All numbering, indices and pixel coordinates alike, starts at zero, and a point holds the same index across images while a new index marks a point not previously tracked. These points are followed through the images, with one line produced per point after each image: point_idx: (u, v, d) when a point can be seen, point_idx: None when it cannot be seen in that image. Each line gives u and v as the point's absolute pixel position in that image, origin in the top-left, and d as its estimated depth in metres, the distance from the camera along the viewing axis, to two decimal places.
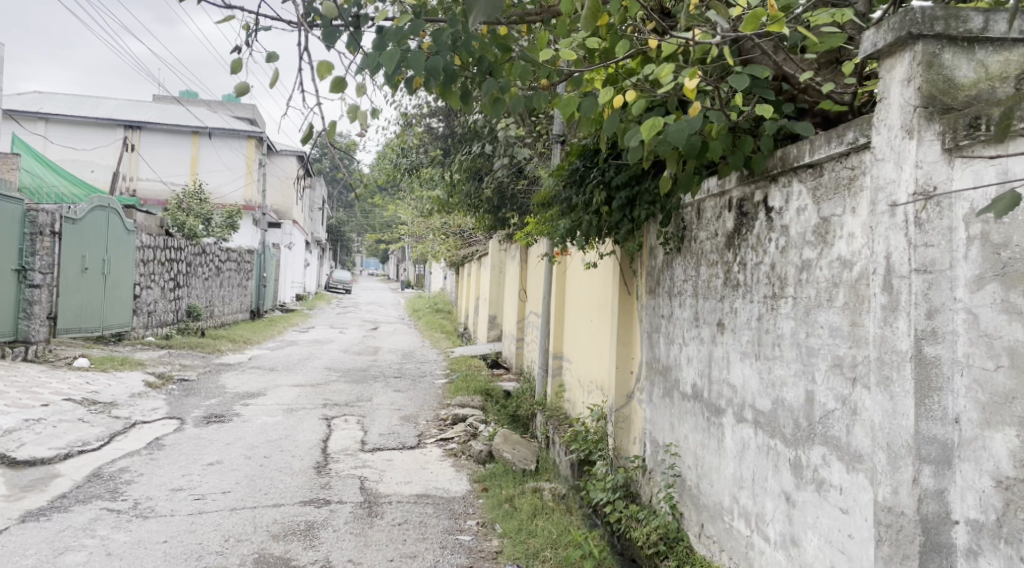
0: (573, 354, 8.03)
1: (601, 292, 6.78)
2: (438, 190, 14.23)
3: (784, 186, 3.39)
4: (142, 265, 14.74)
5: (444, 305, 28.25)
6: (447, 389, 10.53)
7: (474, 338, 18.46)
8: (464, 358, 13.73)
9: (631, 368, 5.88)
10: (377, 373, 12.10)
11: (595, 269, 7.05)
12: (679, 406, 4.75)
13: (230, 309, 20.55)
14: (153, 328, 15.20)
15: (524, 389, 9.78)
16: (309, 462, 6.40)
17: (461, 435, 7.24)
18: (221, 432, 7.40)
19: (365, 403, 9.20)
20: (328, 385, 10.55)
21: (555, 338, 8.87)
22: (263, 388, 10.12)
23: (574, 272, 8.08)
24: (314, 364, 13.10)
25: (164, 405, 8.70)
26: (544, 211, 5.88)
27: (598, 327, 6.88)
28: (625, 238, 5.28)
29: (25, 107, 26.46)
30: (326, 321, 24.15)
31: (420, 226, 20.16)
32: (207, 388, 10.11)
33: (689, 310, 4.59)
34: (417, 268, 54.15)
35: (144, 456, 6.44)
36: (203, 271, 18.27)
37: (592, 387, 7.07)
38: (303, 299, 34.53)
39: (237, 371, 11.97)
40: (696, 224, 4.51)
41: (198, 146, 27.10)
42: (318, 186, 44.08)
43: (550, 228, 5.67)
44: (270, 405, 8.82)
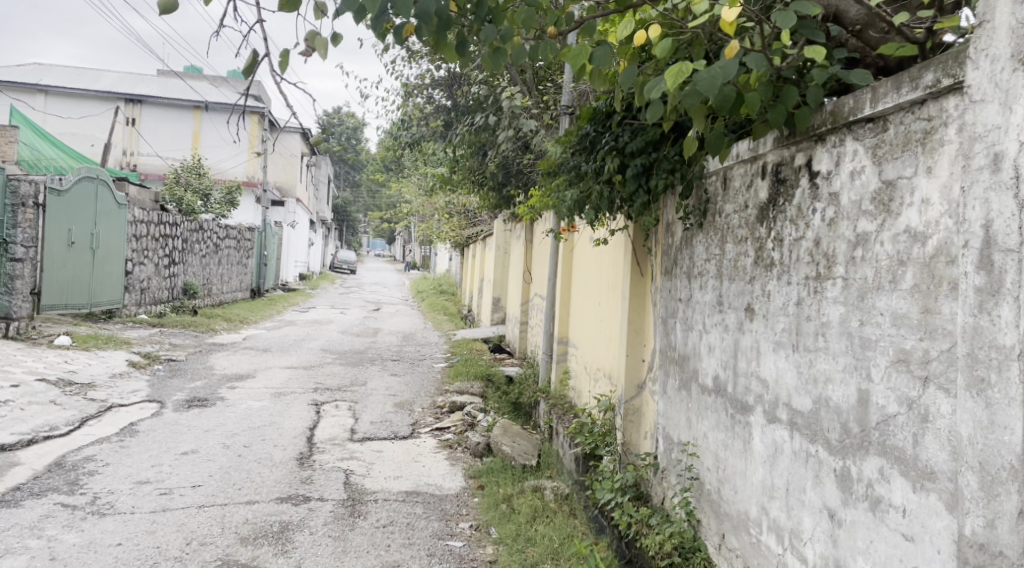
0: (580, 338, 7.53)
1: (611, 273, 6.25)
2: (442, 166, 13.71)
3: (835, 146, 2.85)
4: (135, 240, 14.27)
5: (448, 286, 27.72)
6: (446, 374, 10.04)
7: (477, 320, 17.97)
8: (466, 341, 13.24)
9: (643, 356, 5.37)
10: (375, 356, 11.64)
11: (604, 247, 6.53)
12: (696, 401, 4.24)
13: (229, 287, 20.12)
14: (146, 305, 14.75)
15: (527, 374, 9.30)
16: (291, 452, 5.92)
17: (458, 425, 6.75)
18: (201, 417, 6.94)
19: (359, 388, 8.73)
20: (321, 367, 10.08)
21: (560, 321, 8.39)
22: (252, 370, 9.66)
23: (582, 251, 7.56)
24: (310, 345, 12.62)
25: (145, 387, 8.27)
26: (549, 182, 5.35)
27: (607, 311, 6.36)
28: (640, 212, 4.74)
29: (25, 79, 25.99)
30: (327, 301, 23.68)
31: (424, 205, 19.65)
32: (195, 369, 9.66)
33: (712, 292, 4.07)
34: (422, 250, 53.69)
35: (113, 443, 5.99)
36: (200, 248, 17.81)
37: (600, 376, 6.56)
38: (305, 278, 34.09)
39: (229, 352, 11.52)
40: (721, 196, 3.98)
41: (199, 121, 26.56)
42: (323, 165, 43.59)
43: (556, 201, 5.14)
44: (257, 389, 8.35)
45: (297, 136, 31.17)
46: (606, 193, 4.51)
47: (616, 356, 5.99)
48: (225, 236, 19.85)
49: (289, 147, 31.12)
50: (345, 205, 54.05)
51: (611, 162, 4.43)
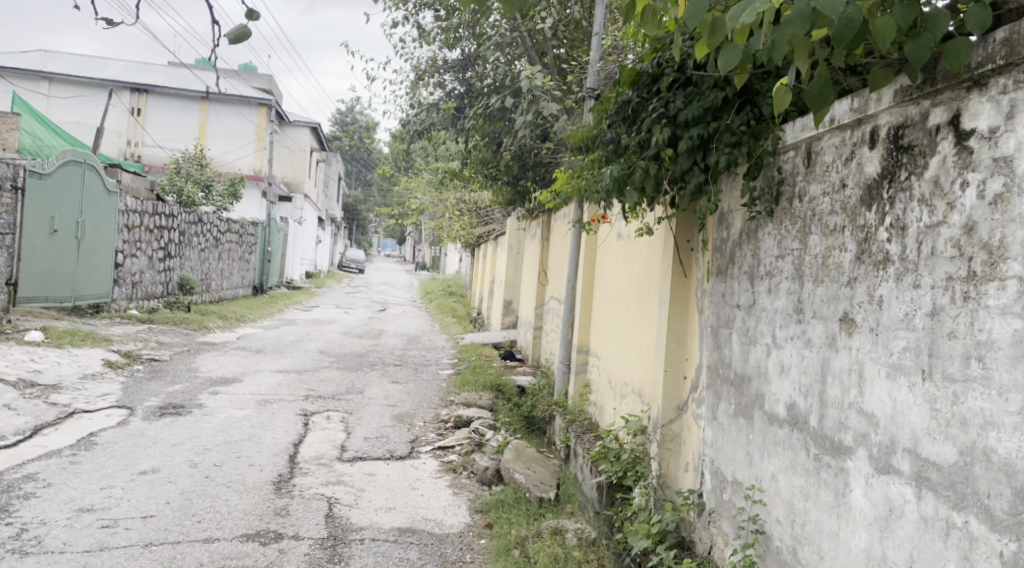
0: (605, 347, 6.68)
1: (646, 273, 5.41)
2: (454, 158, 12.88)
3: (1007, 91, 2.13)
4: (128, 231, 13.51)
5: (457, 288, 26.81)
6: (452, 382, 9.20)
7: (488, 324, 17.08)
8: (475, 346, 12.38)
9: (685, 373, 4.52)
10: (376, 360, 10.84)
11: (639, 241, 5.68)
12: (759, 433, 3.40)
13: (229, 283, 19.34)
14: (138, 300, 13.99)
15: (542, 385, 8.49)
16: (269, 473, 5.10)
17: (464, 444, 5.91)
18: (173, 428, 6.15)
19: (355, 396, 7.91)
20: (317, 372, 9.27)
21: (582, 325, 7.54)
22: (240, 373, 8.86)
23: (609, 244, 6.72)
24: (307, 347, 11.80)
25: (117, 392, 7.48)
26: (578, 161, 4.51)
27: (640, 316, 5.52)
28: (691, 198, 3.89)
29: (29, 65, 25.42)
30: (331, 300, 22.87)
31: (436, 201, 18.78)
32: (178, 371, 8.88)
33: (786, 296, 3.21)
34: (433, 251, 52.84)
35: (63, 459, 5.19)
36: (198, 241, 17.04)
37: (629, 392, 5.73)
38: (312, 276, 33.29)
39: (219, 352, 10.74)
40: (801, 175, 3.13)
41: (206, 112, 25.84)
42: (334, 162, 42.87)
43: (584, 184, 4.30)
44: (242, 395, 7.55)
45: (307, 131, 30.44)
46: (652, 171, 3.65)
47: (650, 371, 5.14)
48: (227, 230, 19.08)
49: (298, 142, 30.38)
50: (355, 203, 53.30)
51: (659, 133, 3.57)
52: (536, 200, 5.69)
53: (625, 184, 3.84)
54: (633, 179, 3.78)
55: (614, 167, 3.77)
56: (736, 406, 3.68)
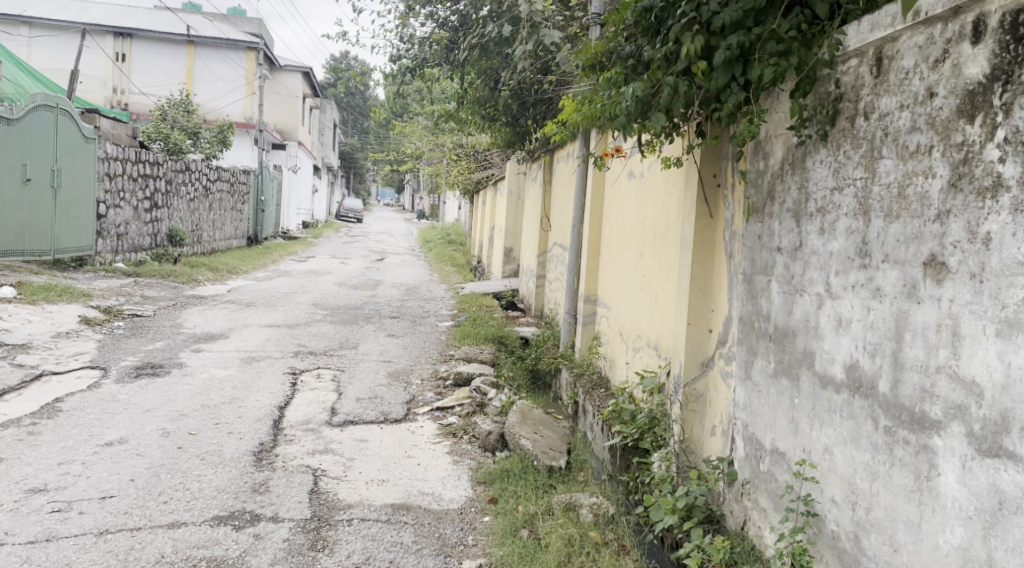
0: (616, 294, 6.16)
1: (665, 212, 4.85)
2: (451, 98, 12.22)
3: None
4: (110, 181, 12.90)
5: (456, 236, 26.16)
6: (451, 335, 8.69)
7: (489, 272, 16.51)
8: (476, 296, 11.85)
9: (710, 327, 4.00)
10: (371, 312, 10.34)
11: (657, 177, 5.10)
12: (808, 397, 2.89)
13: (222, 234, 18.78)
14: (123, 253, 13.44)
15: (547, 335, 8.06)
16: (249, 443, 4.62)
17: (465, 405, 5.41)
18: (147, 392, 5.66)
19: (347, 352, 7.43)
20: (308, 326, 8.76)
21: (590, 270, 6.99)
22: (226, 329, 8.36)
23: (621, 182, 6.13)
24: (300, 299, 11.28)
25: (92, 351, 6.99)
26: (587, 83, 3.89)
27: (656, 261, 4.99)
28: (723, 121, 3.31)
29: (8, 9, 24.51)
30: (327, 250, 22.30)
31: (433, 144, 18.11)
32: (160, 327, 8.37)
33: (843, 236, 2.68)
34: (433, 198, 52.06)
35: (20, 429, 4.72)
36: (186, 190, 16.41)
37: (644, 345, 5.24)
38: (308, 226, 32.64)
39: (206, 306, 10.24)
40: (867, 88, 2.58)
41: (193, 57, 24.94)
42: (329, 109, 41.88)
43: (594, 111, 3.68)
44: (226, 354, 7.05)
45: (299, 76, 29.53)
46: (683, 90, 3.04)
47: (669, 322, 4.63)
48: (216, 178, 18.42)
49: (290, 87, 29.48)
50: (351, 151, 52.33)
51: (691, 42, 2.94)
52: (542, 132, 5.10)
53: (649, 107, 3.22)
54: (659, 101, 3.17)
55: (636, 87, 3.14)
56: (775, 365, 3.17)
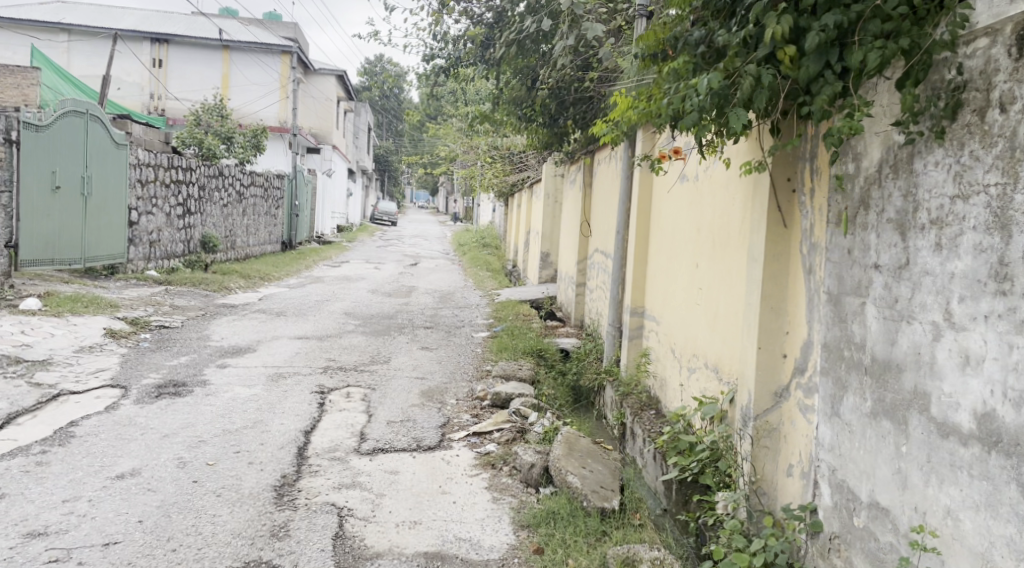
0: (669, 306, 5.69)
1: (727, 219, 4.37)
2: (487, 100, 11.83)
3: None
4: (141, 187, 12.67)
5: (490, 239, 25.78)
6: (488, 348, 8.27)
7: (525, 277, 16.08)
8: (512, 303, 11.41)
9: (785, 351, 3.52)
10: (406, 321, 9.96)
11: (718, 180, 4.62)
12: (919, 445, 2.50)
13: (255, 239, 18.56)
14: (156, 260, 13.22)
15: (589, 348, 7.74)
16: (270, 475, 4.24)
17: (505, 431, 4.98)
18: (168, 414, 5.31)
19: (379, 367, 7.06)
20: (340, 338, 8.39)
21: (637, 279, 6.52)
22: (254, 342, 8.01)
23: (675, 184, 5.64)
24: (331, 308, 10.91)
25: (114, 367, 6.66)
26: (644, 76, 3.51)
27: (716, 273, 4.51)
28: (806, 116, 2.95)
29: (46, 17, 24.60)
30: (361, 254, 22.01)
31: (467, 147, 17.77)
32: (187, 340, 8.04)
33: (969, 254, 2.36)
34: (467, 201, 51.77)
35: (28, 458, 4.37)
36: (220, 196, 16.20)
37: (701, 365, 4.79)
38: (342, 230, 32.45)
39: (237, 316, 9.94)
40: (1003, 74, 2.28)
41: (228, 63, 24.83)
42: (363, 112, 41.74)
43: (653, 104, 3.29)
44: (253, 370, 6.69)
45: (332, 79, 29.36)
46: (769, 80, 2.72)
47: (732, 343, 4.16)
48: (250, 184, 18.21)
49: (324, 91, 29.31)
50: (385, 154, 52.21)
51: (778, 24, 2.61)
52: (591, 131, 4.65)
53: (726, 100, 2.89)
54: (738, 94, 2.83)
55: (713, 78, 2.78)
56: (869, 402, 2.76)
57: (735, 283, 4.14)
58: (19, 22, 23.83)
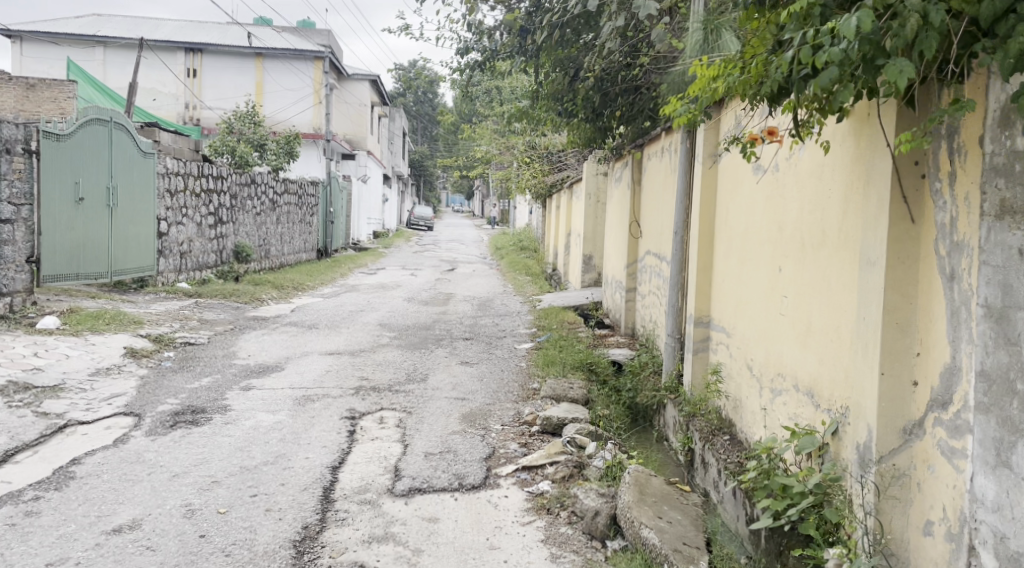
0: (744, 316, 5.04)
1: (830, 216, 3.73)
2: (525, 97, 11.18)
3: None
4: (171, 196, 12.17)
5: (528, 242, 25.12)
6: (533, 361, 7.63)
7: (566, 281, 15.39)
8: (557, 310, 10.74)
9: (914, 378, 2.93)
10: (444, 332, 9.34)
11: (812, 170, 3.97)
12: None
13: (289, 247, 18.12)
14: (187, 271, 12.76)
15: (644, 359, 7.12)
16: (288, 526, 3.64)
17: (560, 465, 4.34)
18: (182, 447, 4.72)
19: (416, 385, 6.45)
20: (374, 354, 7.78)
21: (701, 286, 5.86)
22: (283, 360, 7.42)
23: (750, 178, 4.99)
24: (366, 320, 10.31)
25: (131, 391, 6.08)
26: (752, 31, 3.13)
27: (813, 280, 3.88)
28: (959, 64, 2.63)
29: (80, 30, 24.46)
30: (397, 260, 21.49)
31: (503, 147, 17.16)
32: (212, 358, 7.48)
33: None
34: (503, 204, 51.16)
35: (17, 508, 3.80)
36: (252, 204, 15.76)
37: (792, 387, 4.17)
38: (378, 235, 32.01)
39: (267, 329, 9.40)
40: None
41: (262, 70, 24.48)
42: (397, 116, 41.30)
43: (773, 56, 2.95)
44: (279, 392, 6.10)
45: (366, 84, 28.89)
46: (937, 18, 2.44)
47: (845, 364, 3.52)
48: (283, 191, 17.75)
49: (358, 96, 28.86)
50: (422, 158, 51.76)
51: None
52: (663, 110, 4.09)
53: (876, 47, 2.58)
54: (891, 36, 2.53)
55: (864, 16, 2.49)
56: None
57: (849, 291, 3.51)
58: (55, 36, 23.72)
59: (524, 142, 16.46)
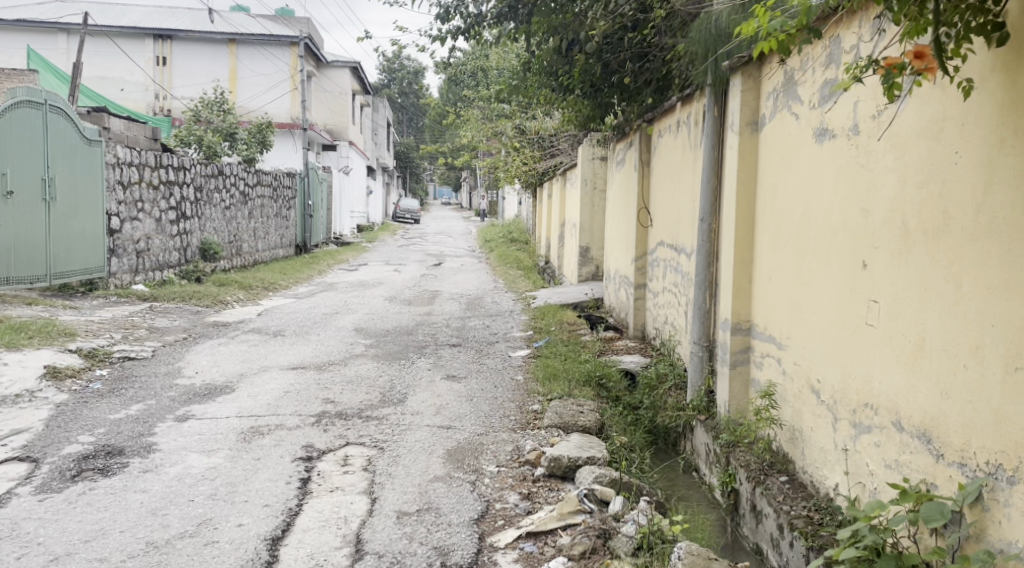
0: (804, 322, 3.96)
1: (966, 193, 2.69)
2: (515, 72, 10.00)
3: None
4: (125, 189, 11.00)
5: (518, 233, 23.94)
6: (532, 373, 6.51)
7: (560, 276, 14.29)
8: (554, 310, 9.62)
9: None
10: (428, 338, 8.19)
11: (925, 131, 2.93)
12: None
13: (264, 243, 16.92)
14: (145, 272, 11.56)
15: (661, 369, 6.05)
16: None
17: (578, 535, 3.29)
18: (76, 512, 3.57)
19: (391, 410, 5.31)
20: (344, 368, 6.61)
21: (739, 283, 4.75)
22: (235, 377, 6.25)
23: (812, 147, 3.90)
24: (340, 324, 9.15)
25: (38, 424, 4.91)
26: None
27: (934, 281, 2.85)
28: None
29: (42, 16, 23.11)
30: (381, 255, 20.31)
31: (491, 133, 15.99)
32: (151, 376, 6.29)
33: None
34: (491, 196, 49.99)
35: None
36: (221, 197, 14.56)
37: (889, 424, 3.14)
38: (362, 229, 30.77)
39: (226, 337, 8.23)
40: None
41: (235, 57, 23.15)
42: (380, 106, 39.99)
43: None
44: (222, 424, 4.95)
45: (346, 71, 27.62)
46: None
47: (1000, 402, 2.52)
48: (256, 183, 16.52)
49: (337, 84, 27.56)
50: (407, 150, 50.43)
51: None
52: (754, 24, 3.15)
53: None
54: None
55: None
56: None
57: (1008, 299, 2.49)
58: (14, 23, 22.38)
59: (513, 126, 15.31)
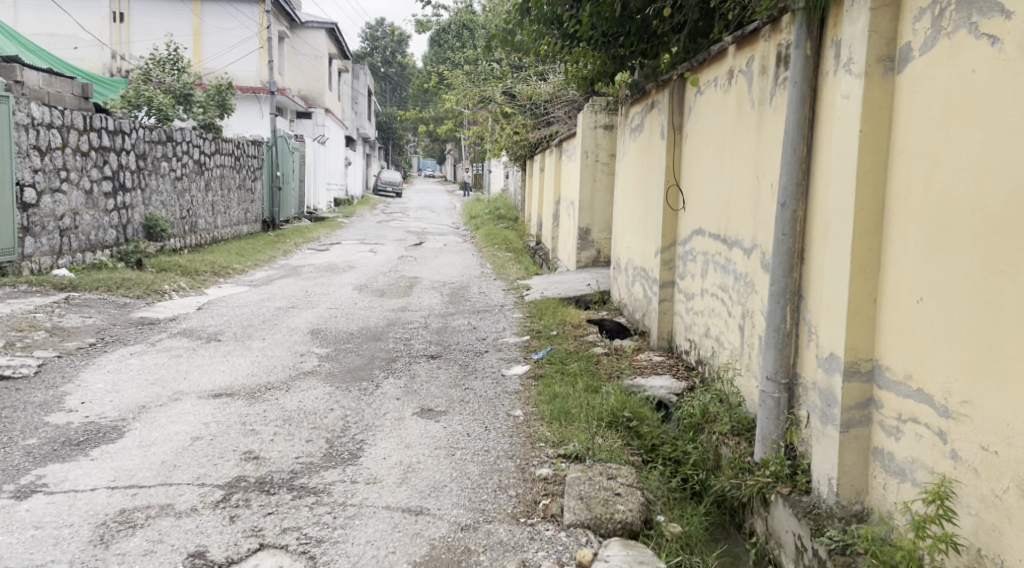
0: (1016, 379, 2.41)
1: None
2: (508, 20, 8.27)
3: None
4: (42, 156, 9.22)
5: (504, 209, 22.27)
6: (535, 405, 4.89)
7: (554, 260, 12.66)
8: (554, 307, 8.02)
9: None
10: (400, 346, 6.52)
11: None
12: None
13: (223, 218, 15.18)
14: (71, 253, 9.84)
15: (707, 402, 4.46)
16: None
17: None
18: None
19: (336, 477, 3.68)
20: (285, 396, 4.97)
21: (857, 304, 3.09)
22: (134, 413, 4.60)
23: None
24: (294, 324, 7.48)
25: None
26: None
27: None
28: None
29: None
30: (357, 232, 18.60)
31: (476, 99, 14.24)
32: (18, 409, 4.62)
33: None
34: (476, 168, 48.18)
35: None
36: (171, 166, 12.77)
37: None
38: (340, 203, 28.95)
39: (147, 343, 6.54)
40: None
41: (199, 14, 21.14)
42: (362, 75, 37.91)
43: None
44: (82, 504, 3.32)
45: (321, 32, 25.60)
46: None
47: None
48: (215, 151, 14.73)
49: (313, 47, 25.61)
50: (389, 120, 48.37)
51: None
52: None
53: None
54: None
55: None
56: None
57: None
58: None
59: (502, 91, 13.56)
